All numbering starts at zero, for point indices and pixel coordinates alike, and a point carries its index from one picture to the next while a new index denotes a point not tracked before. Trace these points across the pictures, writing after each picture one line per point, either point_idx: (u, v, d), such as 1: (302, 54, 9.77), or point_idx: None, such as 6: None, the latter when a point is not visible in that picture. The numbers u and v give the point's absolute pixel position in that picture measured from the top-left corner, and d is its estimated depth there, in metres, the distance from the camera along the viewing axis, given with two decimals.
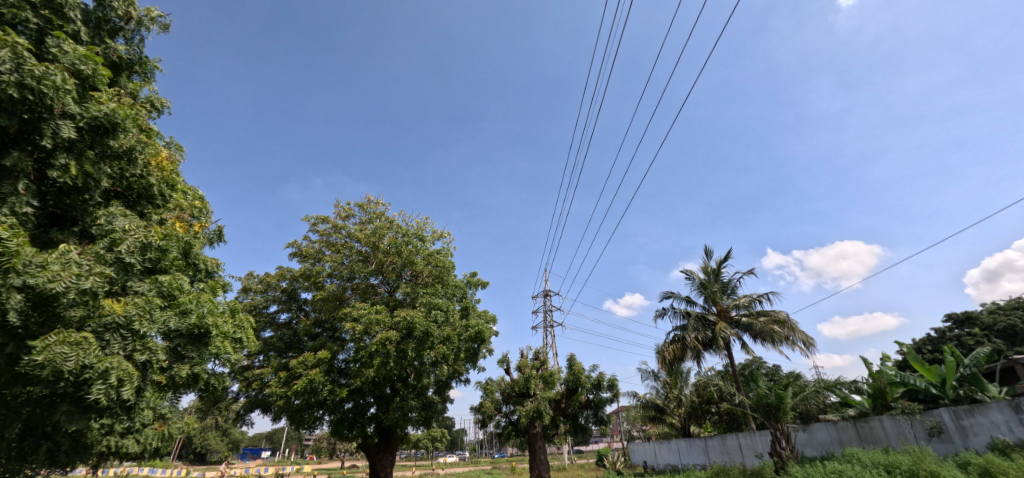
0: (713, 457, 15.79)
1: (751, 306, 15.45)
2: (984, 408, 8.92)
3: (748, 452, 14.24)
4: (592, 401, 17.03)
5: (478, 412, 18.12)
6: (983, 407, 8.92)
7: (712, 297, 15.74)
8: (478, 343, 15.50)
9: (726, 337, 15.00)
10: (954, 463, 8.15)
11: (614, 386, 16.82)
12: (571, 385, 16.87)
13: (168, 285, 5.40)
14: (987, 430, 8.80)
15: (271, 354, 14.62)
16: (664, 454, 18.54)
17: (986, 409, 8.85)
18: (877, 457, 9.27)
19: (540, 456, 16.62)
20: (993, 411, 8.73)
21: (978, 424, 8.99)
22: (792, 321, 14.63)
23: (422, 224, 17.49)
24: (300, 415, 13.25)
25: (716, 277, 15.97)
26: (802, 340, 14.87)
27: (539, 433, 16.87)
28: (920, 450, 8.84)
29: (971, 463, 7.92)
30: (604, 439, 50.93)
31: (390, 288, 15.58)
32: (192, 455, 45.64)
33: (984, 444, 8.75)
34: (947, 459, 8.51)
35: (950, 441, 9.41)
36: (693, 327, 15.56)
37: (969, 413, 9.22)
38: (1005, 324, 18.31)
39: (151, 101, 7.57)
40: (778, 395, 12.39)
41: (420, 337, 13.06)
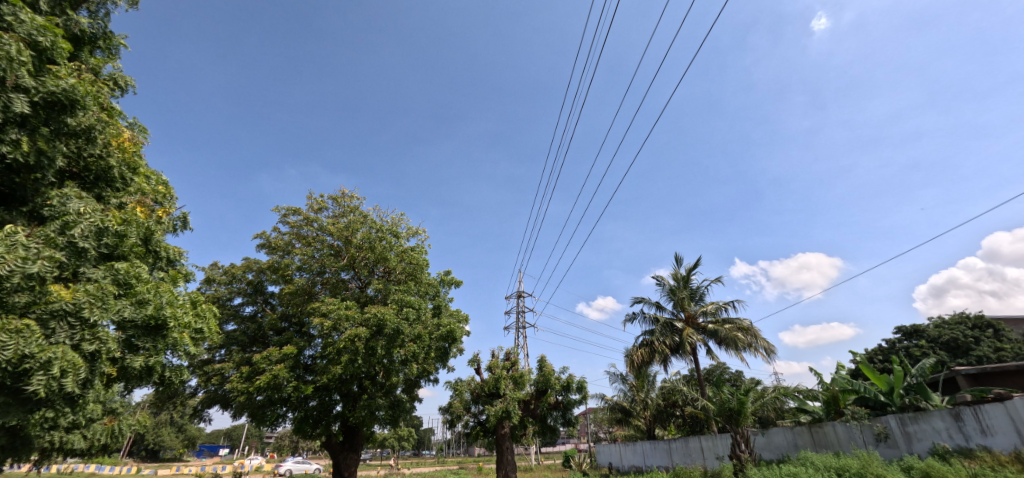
0: (676, 458, 16.24)
1: (717, 313, 15.91)
2: (927, 415, 9.43)
3: (708, 455, 14.72)
4: (561, 403, 17.21)
5: (447, 412, 18.06)
6: (926, 414, 9.44)
7: (680, 303, 16.10)
8: (449, 343, 15.36)
9: (692, 343, 15.36)
10: (898, 467, 8.62)
11: (583, 388, 17.07)
12: (541, 387, 16.99)
13: (124, 273, 5.14)
14: (929, 437, 9.33)
15: (233, 348, 14.11)
16: (629, 455, 18.90)
17: (929, 416, 9.36)
18: (828, 460, 9.75)
19: (506, 456, 16.67)
20: (935, 418, 9.26)
21: (921, 430, 9.50)
22: (755, 329, 15.15)
23: (397, 220, 17.33)
24: (261, 412, 12.86)
25: (685, 283, 16.38)
26: (763, 347, 15.41)
27: (506, 434, 16.86)
28: (868, 455, 9.28)
29: (913, 467, 8.41)
30: (569, 441, 51.61)
31: (362, 284, 15.35)
32: (144, 453, 43.33)
33: (926, 449, 9.29)
34: (892, 463, 8.98)
35: (896, 446, 9.96)
36: (660, 332, 15.95)
37: (913, 420, 9.73)
38: (949, 337, 19.29)
39: (115, 79, 7.19)
40: (739, 399, 12.89)
41: (390, 335, 12.87)
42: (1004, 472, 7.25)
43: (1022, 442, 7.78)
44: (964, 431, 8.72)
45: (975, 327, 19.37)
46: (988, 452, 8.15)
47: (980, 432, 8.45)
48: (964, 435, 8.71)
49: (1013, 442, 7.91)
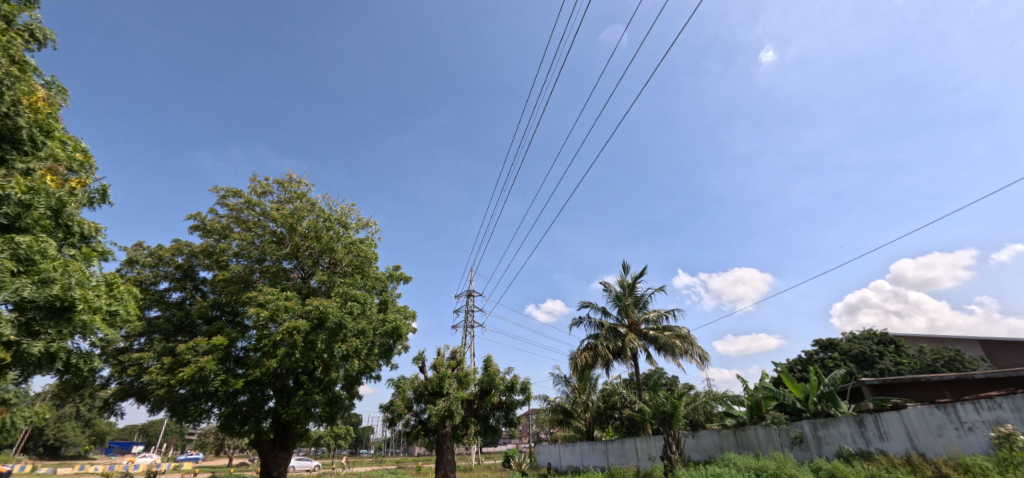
0: (611, 459, 16.80)
1: (657, 321, 16.61)
2: (835, 421, 10.36)
3: (642, 455, 15.34)
4: (504, 403, 17.29)
5: (387, 410, 17.60)
6: (835, 420, 10.36)
7: (624, 309, 16.68)
8: (394, 339, 14.95)
9: (633, 348, 15.94)
10: (808, 468, 9.41)
11: (526, 389, 17.26)
12: (485, 386, 16.98)
13: (24, 248, 4.69)
14: (836, 440, 10.26)
15: (155, 337, 12.96)
16: (567, 456, 19.33)
17: (837, 422, 10.28)
18: (749, 461, 10.46)
19: (446, 456, 16.50)
20: (841, 424, 10.20)
21: (830, 435, 10.43)
22: (692, 337, 15.97)
23: (347, 210, 16.69)
24: (183, 406, 11.93)
25: (630, 290, 16.98)
26: (698, 354, 16.27)
27: (447, 433, 16.67)
28: (784, 456, 10.05)
29: (821, 468, 9.21)
30: (511, 442, 51.94)
31: (305, 275, 14.63)
32: (41, 450, 38.85)
33: (833, 452, 10.21)
34: (803, 464, 9.79)
35: (807, 449, 10.86)
36: (604, 337, 16.42)
37: (823, 425, 10.65)
38: (858, 351, 21.28)
39: (30, 30, 6.37)
40: (673, 403, 13.56)
41: (331, 329, 12.35)
42: (896, 472, 8.11)
43: (912, 446, 8.74)
44: (865, 436, 9.66)
45: (880, 342, 21.50)
46: (883, 455, 9.08)
47: (879, 437, 9.39)
48: (864, 439, 9.66)
49: (905, 445, 8.87)
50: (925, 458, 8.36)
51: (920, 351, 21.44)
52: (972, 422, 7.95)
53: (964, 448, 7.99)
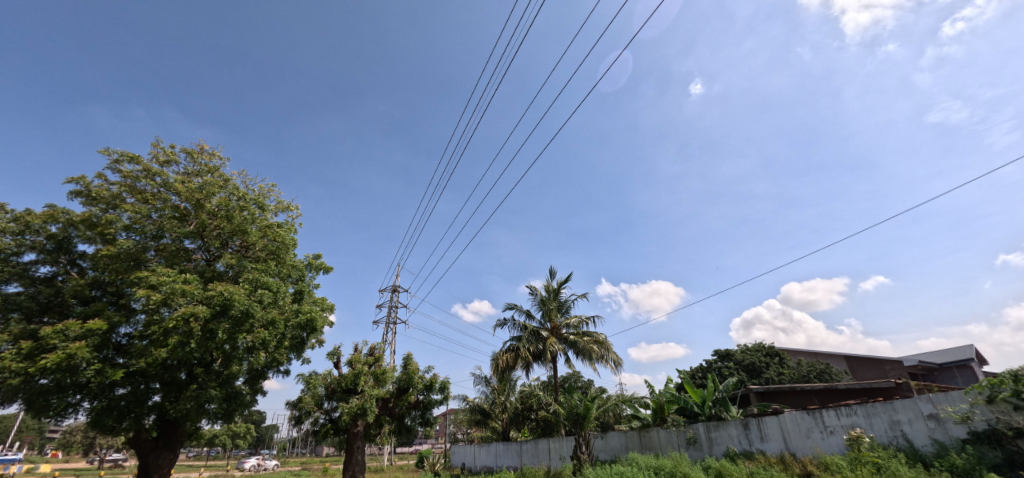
0: (524, 459, 17.17)
1: (578, 326, 17.30)
2: (725, 423, 11.48)
3: (553, 455, 15.84)
4: (421, 402, 16.94)
5: (294, 408, 16.49)
6: (725, 423, 11.48)
7: (548, 313, 17.17)
8: (308, 332, 14.01)
9: (553, 352, 16.43)
10: (700, 466, 10.33)
11: (445, 389, 17.11)
12: (403, 385, 16.56)
13: None
14: (724, 441, 11.39)
15: (12, 316, 10.96)
16: (482, 456, 19.45)
17: (727, 425, 11.40)
18: (650, 460, 11.23)
19: (355, 457, 15.83)
20: (730, 426, 11.33)
21: (719, 436, 11.54)
22: (608, 343, 16.83)
23: (266, 191, 15.46)
24: (43, 400, 10.25)
25: (555, 295, 17.52)
26: (613, 360, 17.16)
27: (359, 433, 15.92)
28: (680, 456, 10.93)
29: (710, 467, 10.15)
30: (428, 443, 51.10)
31: (210, 257, 13.30)
32: None
33: (721, 452, 11.32)
34: (695, 463, 10.71)
35: (700, 449, 11.92)
36: (527, 339, 16.78)
37: (715, 428, 11.75)
38: (749, 361, 23.80)
39: None
40: (586, 405, 14.18)
41: (236, 318, 11.33)
42: (770, 470, 9.14)
43: (785, 446, 9.97)
44: (749, 437, 10.82)
45: (768, 354, 24.22)
46: (762, 454, 10.24)
47: (759, 438, 10.57)
48: (748, 440, 10.82)
49: (779, 446, 10.07)
50: (795, 457, 9.56)
51: (798, 363, 24.45)
52: (833, 426, 9.24)
53: (826, 448, 9.25)
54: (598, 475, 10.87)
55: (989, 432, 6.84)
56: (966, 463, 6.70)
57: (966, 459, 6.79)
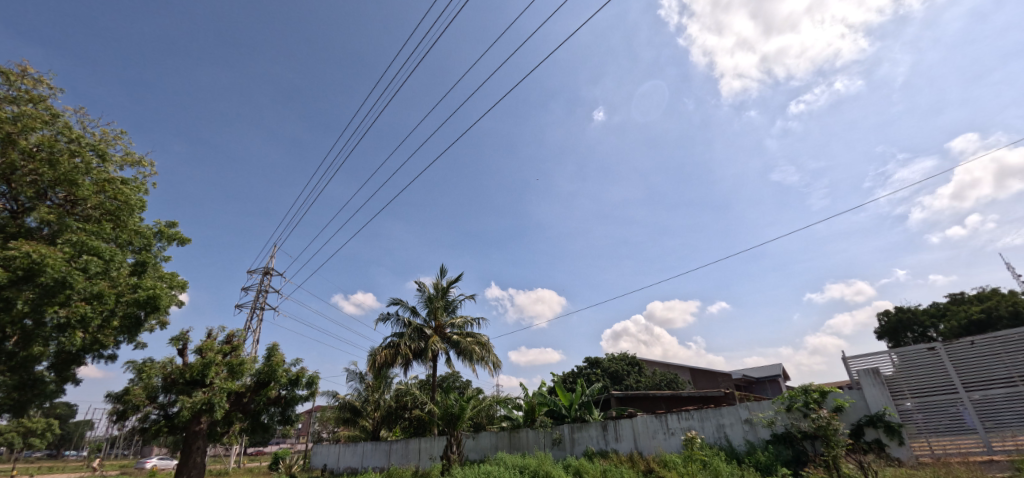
0: (392, 459, 16.88)
1: (462, 326, 17.63)
2: (587, 425, 12.63)
3: (423, 455, 15.81)
4: (282, 398, 15.70)
5: (117, 401, 14.09)
6: (587, 424, 12.63)
7: (433, 311, 17.26)
8: (147, 312, 12.06)
9: (434, 350, 16.51)
10: (561, 465, 11.22)
11: (312, 384, 16.17)
12: (263, 378, 15.18)
13: None
14: (585, 441, 12.54)
15: None
16: (347, 456, 18.72)
17: (589, 426, 12.55)
18: (515, 460, 11.86)
19: (194, 458, 14.07)
20: (592, 428, 12.49)
21: (581, 436, 12.67)
22: (489, 345, 17.43)
23: (112, 139, 13.13)
24: None
25: (442, 294, 17.66)
26: (492, 362, 17.78)
27: (200, 432, 14.21)
28: (544, 455, 11.76)
29: (568, 465, 11.07)
30: (289, 442, 47.19)
31: (17, 208, 11.00)
32: None
33: (581, 451, 12.43)
34: (557, 462, 11.60)
35: (563, 448, 12.97)
36: (409, 336, 16.66)
37: (578, 429, 12.87)
38: (614, 369, 26.46)
39: None
40: (461, 406, 14.46)
41: (46, 287, 9.15)
42: (620, 467, 10.15)
43: (634, 446, 11.34)
44: (606, 438, 12.04)
45: (629, 363, 27.21)
46: (616, 453, 11.49)
47: (614, 438, 11.84)
48: (604, 440, 12.05)
49: (630, 445, 11.43)
50: (642, 455, 10.92)
51: (653, 372, 27.87)
52: (674, 428, 10.73)
53: (667, 448, 10.71)
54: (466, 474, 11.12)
55: (788, 434, 8.63)
56: (768, 460, 8.35)
57: (768, 458, 8.44)
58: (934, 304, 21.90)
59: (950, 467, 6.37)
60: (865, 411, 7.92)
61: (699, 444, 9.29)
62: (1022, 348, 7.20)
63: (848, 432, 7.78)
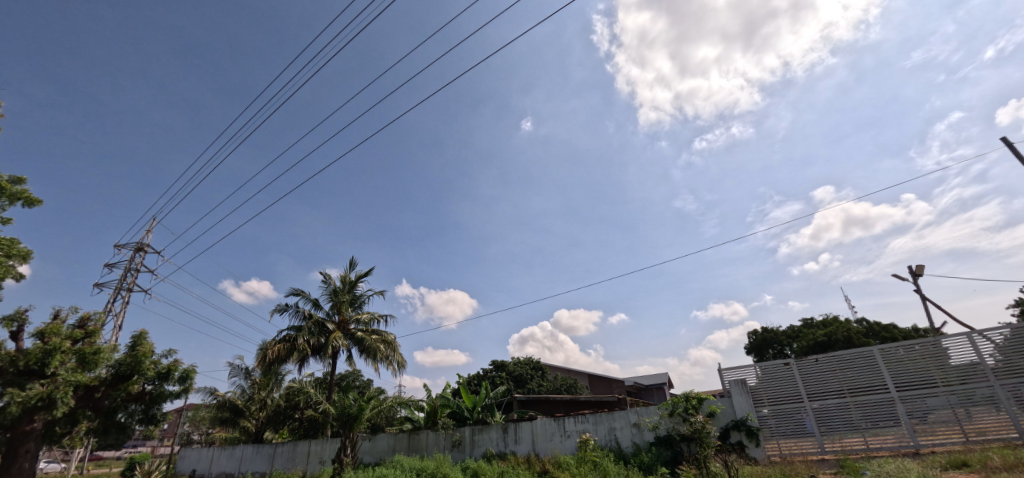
0: (276, 464, 15.40)
1: (368, 323, 16.74)
2: (487, 428, 12.71)
3: (312, 459, 14.62)
4: (146, 394, 13.55)
5: None
6: (487, 427, 12.71)
7: (338, 306, 16.15)
8: None
9: (335, 347, 15.42)
10: (459, 467, 11.08)
11: (187, 379, 14.20)
12: (123, 370, 12.93)
13: None
14: (484, 443, 12.60)
15: None
16: (221, 461, 16.74)
17: (489, 429, 12.64)
18: (413, 462, 11.45)
19: (18, 464, 11.38)
20: (492, 431, 12.58)
21: (481, 439, 12.71)
22: (396, 343, 16.76)
23: None
24: None
25: (350, 288, 16.60)
26: (397, 361, 17.13)
27: (31, 432, 11.49)
28: (443, 458, 11.55)
29: (467, 467, 10.97)
30: (147, 446, 40.71)
31: None
32: None
33: (479, 453, 12.48)
34: (455, 465, 11.44)
35: (462, 450, 12.90)
36: (308, 330, 15.37)
37: (478, 431, 12.89)
38: (519, 373, 27.09)
39: None
40: (360, 406, 13.65)
41: None
42: (517, 468, 10.31)
43: (532, 448, 11.66)
44: (505, 440, 12.21)
45: (533, 367, 28.07)
46: (513, 454, 11.72)
47: (514, 440, 12.06)
48: (504, 443, 12.21)
49: (528, 448, 11.73)
50: (538, 457, 11.25)
51: (556, 377, 29.05)
52: (570, 431, 11.22)
53: (562, 450, 11.16)
54: None
55: (669, 437, 9.49)
56: (650, 460, 9.09)
57: (650, 458, 9.20)
58: (790, 327, 25.86)
59: (794, 465, 7.51)
60: (732, 416, 9.03)
61: (592, 446, 9.77)
62: (851, 365, 8.76)
63: (718, 434, 8.81)
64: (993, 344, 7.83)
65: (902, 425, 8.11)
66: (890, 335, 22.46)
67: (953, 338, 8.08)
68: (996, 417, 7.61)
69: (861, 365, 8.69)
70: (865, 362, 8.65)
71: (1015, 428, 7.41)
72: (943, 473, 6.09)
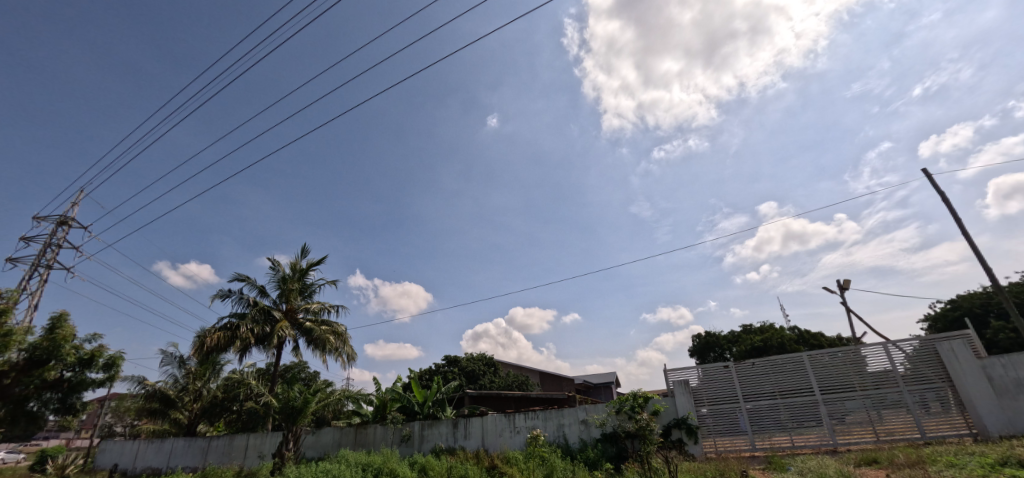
0: (210, 458, 14.55)
1: (318, 313, 16.13)
2: (437, 423, 12.64)
3: (251, 453, 13.94)
4: (64, 382, 12.36)
5: None
6: (437, 422, 12.64)
7: (286, 294, 15.45)
8: None
9: (281, 337, 14.74)
10: (406, 462, 10.94)
11: (112, 367, 13.13)
12: (37, 355, 11.72)
13: None
14: (433, 438, 12.54)
15: None
16: (147, 455, 15.61)
17: (439, 424, 12.57)
18: (359, 457, 11.17)
19: None
20: (442, 426, 12.53)
21: (430, 434, 12.63)
22: (346, 335, 16.28)
23: None
24: None
25: (300, 276, 15.90)
26: (347, 353, 16.65)
27: None
28: (390, 452, 11.36)
29: (415, 462, 10.86)
30: (61, 438, 37.20)
31: None
32: None
33: (428, 448, 12.40)
34: (403, 460, 11.29)
35: (410, 445, 12.76)
36: (252, 318, 14.58)
37: (428, 426, 12.80)
38: (471, 368, 27.10)
39: None
40: (305, 399, 13.13)
41: None
42: (465, 463, 10.34)
43: (481, 443, 11.74)
44: (455, 435, 12.21)
45: (486, 364, 28.18)
46: (462, 449, 11.75)
47: (463, 436, 12.08)
48: (453, 438, 12.20)
49: (478, 443, 11.79)
50: (487, 452, 11.35)
51: (508, 374, 29.33)
52: (520, 427, 11.40)
53: (511, 445, 11.31)
54: (299, 474, 10.04)
55: (615, 433, 9.88)
56: (595, 456, 9.41)
57: (595, 454, 9.52)
58: (730, 332, 27.53)
59: (727, 461, 8.06)
60: (674, 415, 9.52)
61: (541, 441, 9.96)
62: (783, 369, 9.49)
63: (660, 431, 9.26)
64: (903, 354, 8.75)
65: (824, 425, 8.89)
66: (817, 343, 24.44)
67: (871, 347, 8.95)
68: (903, 419, 8.52)
69: (791, 369, 9.44)
70: (794, 366, 9.41)
71: (917, 429, 8.35)
72: (855, 469, 6.76)
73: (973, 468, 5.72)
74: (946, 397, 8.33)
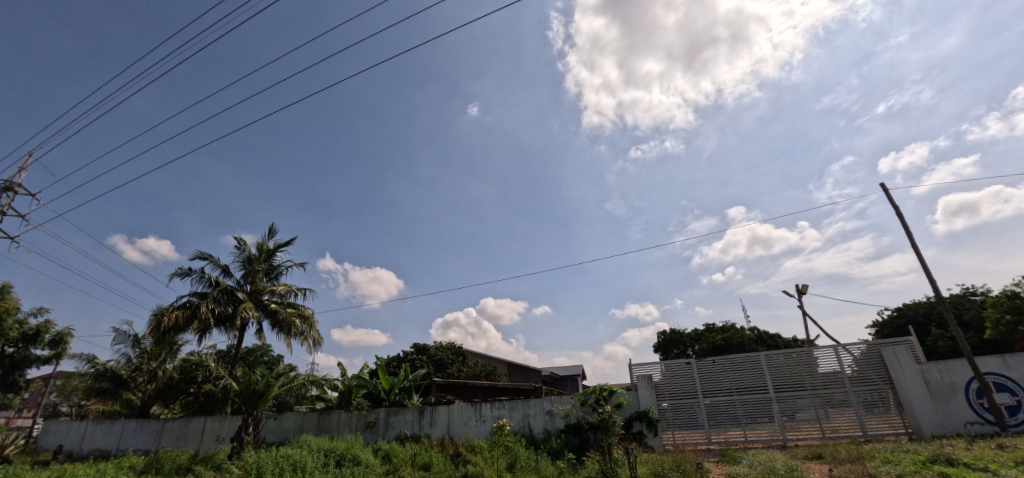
0: (163, 441, 14.01)
1: (284, 295, 15.67)
2: (403, 410, 12.58)
3: (207, 437, 13.49)
4: (4, 358, 11.60)
5: None
6: (403, 409, 12.58)
7: (251, 274, 14.92)
8: None
9: (244, 318, 14.26)
10: (370, 448, 10.85)
11: (59, 345, 12.38)
12: None
13: None
14: (399, 425, 12.48)
15: None
16: (95, 436, 14.91)
17: (405, 411, 12.52)
18: (321, 443, 10.98)
19: None
20: (408, 413, 12.48)
21: (396, 420, 12.57)
22: (313, 319, 15.91)
23: None
24: None
25: (267, 257, 15.37)
26: (313, 338, 16.29)
27: None
28: (354, 439, 11.22)
29: (378, 449, 10.78)
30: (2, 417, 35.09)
31: None
32: None
33: (393, 434, 12.35)
34: (367, 446, 11.18)
35: (375, 431, 12.67)
36: (214, 298, 14.02)
37: (394, 413, 12.72)
38: (440, 357, 27.04)
39: None
40: (268, 383, 12.77)
41: None
42: (430, 451, 10.35)
43: (447, 431, 11.78)
44: (420, 422, 12.20)
45: (455, 353, 28.16)
46: (427, 437, 11.76)
47: (429, 423, 12.09)
48: (419, 425, 12.18)
49: (443, 431, 11.83)
50: (452, 440, 11.40)
51: (476, 364, 29.44)
52: (486, 416, 11.49)
53: (476, 434, 11.40)
54: (257, 458, 9.80)
55: (578, 425, 10.14)
56: (558, 446, 9.62)
57: (558, 444, 9.73)
58: (694, 330, 28.49)
59: (684, 453, 8.39)
60: (636, 408, 9.81)
61: (507, 431, 10.09)
62: (741, 367, 9.92)
63: (622, 423, 9.53)
64: (852, 356, 9.29)
65: (775, 421, 9.37)
66: (773, 343, 25.63)
67: (823, 350, 9.47)
68: (847, 418, 9.07)
69: (749, 367, 9.86)
70: (752, 365, 9.84)
71: (859, 427, 8.93)
72: (802, 463, 7.17)
73: (907, 464, 6.17)
74: (886, 399, 8.91)
